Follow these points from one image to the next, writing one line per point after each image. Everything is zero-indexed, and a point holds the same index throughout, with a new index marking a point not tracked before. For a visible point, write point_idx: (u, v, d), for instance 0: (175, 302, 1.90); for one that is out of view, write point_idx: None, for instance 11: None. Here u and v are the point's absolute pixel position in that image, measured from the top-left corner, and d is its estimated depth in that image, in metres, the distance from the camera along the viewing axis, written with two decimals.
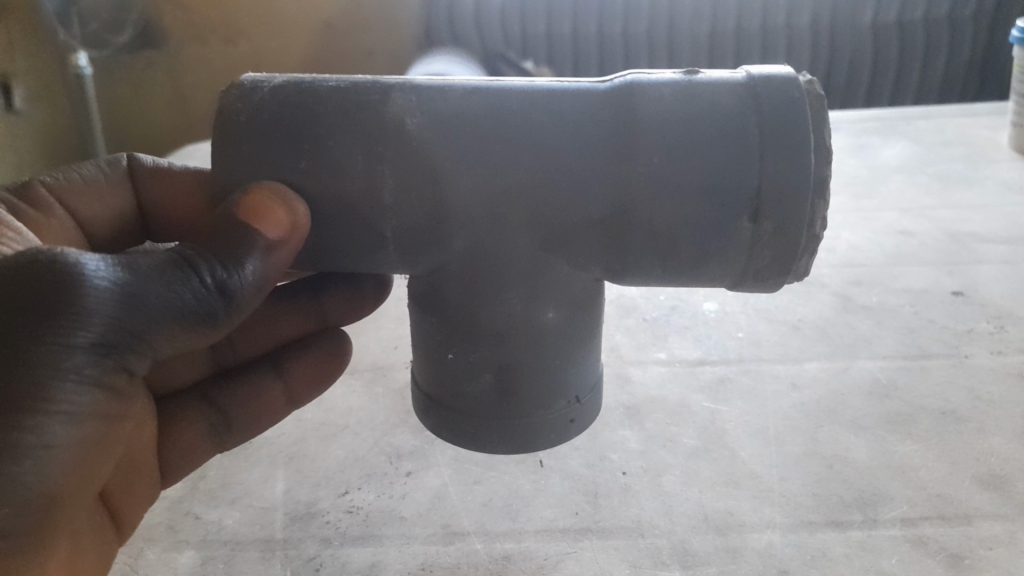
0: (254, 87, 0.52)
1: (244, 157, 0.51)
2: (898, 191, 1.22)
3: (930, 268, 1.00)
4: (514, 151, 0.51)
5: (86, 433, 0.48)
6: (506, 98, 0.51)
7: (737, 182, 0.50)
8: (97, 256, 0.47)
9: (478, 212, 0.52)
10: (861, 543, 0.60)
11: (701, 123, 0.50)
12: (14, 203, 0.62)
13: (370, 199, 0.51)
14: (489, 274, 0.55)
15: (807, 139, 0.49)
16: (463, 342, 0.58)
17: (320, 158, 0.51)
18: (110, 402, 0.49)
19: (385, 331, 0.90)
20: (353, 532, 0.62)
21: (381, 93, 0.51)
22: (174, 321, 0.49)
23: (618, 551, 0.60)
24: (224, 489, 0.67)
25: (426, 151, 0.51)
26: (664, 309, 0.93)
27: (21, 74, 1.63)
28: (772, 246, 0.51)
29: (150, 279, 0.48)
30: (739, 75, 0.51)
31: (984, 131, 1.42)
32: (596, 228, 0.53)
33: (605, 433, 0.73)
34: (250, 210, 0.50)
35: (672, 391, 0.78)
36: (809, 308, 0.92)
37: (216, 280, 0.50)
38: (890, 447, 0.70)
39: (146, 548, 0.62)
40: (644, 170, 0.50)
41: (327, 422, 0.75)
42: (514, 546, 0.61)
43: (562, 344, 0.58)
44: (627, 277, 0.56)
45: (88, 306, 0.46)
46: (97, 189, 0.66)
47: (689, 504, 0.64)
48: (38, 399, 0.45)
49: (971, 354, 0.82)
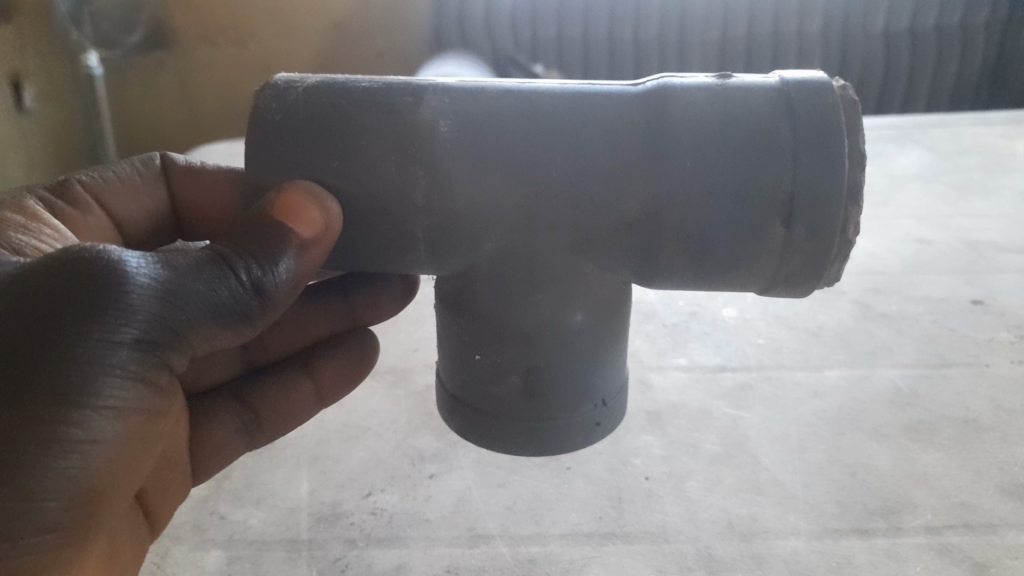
0: (287, 87, 0.52)
1: (277, 159, 0.51)
2: (914, 199, 1.22)
3: (948, 277, 1.00)
4: (545, 154, 0.51)
5: (129, 429, 0.48)
6: (538, 100, 0.51)
7: (767, 188, 0.50)
8: (138, 253, 0.47)
9: (506, 216, 0.53)
10: (886, 551, 0.60)
11: (733, 127, 0.50)
12: (53, 201, 0.62)
13: (400, 201, 0.52)
14: (516, 277, 0.56)
15: (842, 144, 0.49)
16: (490, 344, 0.58)
17: (353, 158, 0.51)
18: (152, 398, 0.49)
19: (404, 334, 0.90)
20: (378, 533, 0.63)
21: (412, 95, 0.51)
22: (212, 320, 0.49)
23: (643, 556, 0.60)
24: (249, 489, 0.67)
25: (457, 153, 0.51)
26: (682, 315, 0.93)
27: (31, 74, 1.61)
28: (804, 252, 0.51)
29: (188, 278, 0.48)
30: (772, 79, 0.51)
31: (999, 140, 1.42)
32: (625, 230, 0.53)
33: (628, 439, 0.73)
34: (282, 212, 0.50)
35: (692, 397, 0.78)
36: (828, 316, 0.92)
37: (252, 279, 0.50)
38: (911, 455, 0.70)
39: (173, 546, 0.62)
40: (675, 173, 0.50)
41: (348, 424, 0.75)
42: (540, 549, 0.61)
43: (588, 346, 0.58)
44: (655, 281, 0.56)
45: (131, 302, 0.45)
46: (132, 188, 0.66)
47: (713, 510, 0.64)
48: (83, 394, 0.45)
49: (992, 363, 0.82)
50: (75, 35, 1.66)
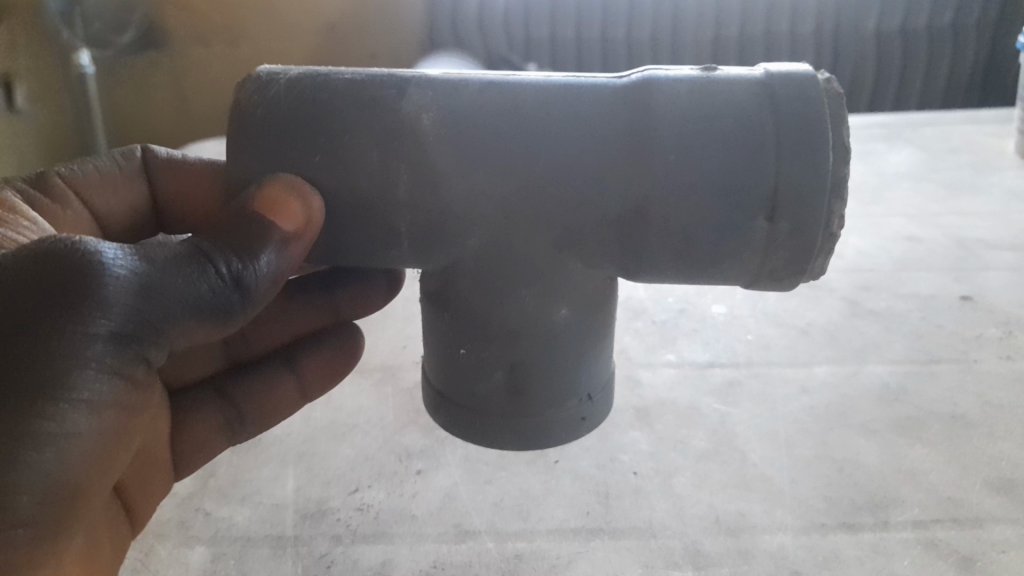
0: (269, 80, 0.52)
1: (259, 153, 0.51)
2: (905, 197, 1.22)
3: (936, 274, 1.00)
4: (529, 149, 0.51)
5: (106, 423, 0.47)
6: (522, 93, 0.51)
7: (751, 183, 0.50)
8: (115, 247, 0.47)
9: (490, 210, 0.52)
10: (873, 546, 0.60)
11: (718, 121, 0.50)
12: (32, 194, 0.61)
13: (383, 196, 0.52)
14: (501, 273, 0.55)
15: (827, 138, 0.49)
16: (475, 339, 0.58)
17: (336, 152, 0.51)
18: (129, 393, 0.49)
19: (392, 331, 0.90)
20: (364, 529, 0.62)
21: (395, 88, 0.51)
22: (191, 313, 0.48)
23: (630, 552, 0.60)
24: (234, 486, 0.66)
25: (440, 146, 0.51)
26: (672, 312, 0.93)
27: (22, 73, 1.60)
28: (788, 246, 0.51)
29: (167, 271, 0.48)
30: (757, 72, 0.51)
31: (990, 138, 1.42)
32: (610, 225, 0.53)
33: (616, 435, 0.73)
34: (264, 204, 0.50)
35: (681, 393, 0.78)
36: (818, 313, 0.92)
37: (232, 273, 0.49)
38: (899, 451, 0.70)
39: (157, 543, 0.61)
40: (660, 169, 0.50)
41: (335, 421, 0.74)
42: (526, 545, 0.61)
43: (573, 341, 0.58)
44: (641, 277, 0.56)
45: (108, 295, 0.45)
46: (113, 181, 0.66)
47: (701, 506, 0.64)
48: (58, 387, 0.44)
49: (980, 359, 0.82)
50: (66, 34, 1.66)
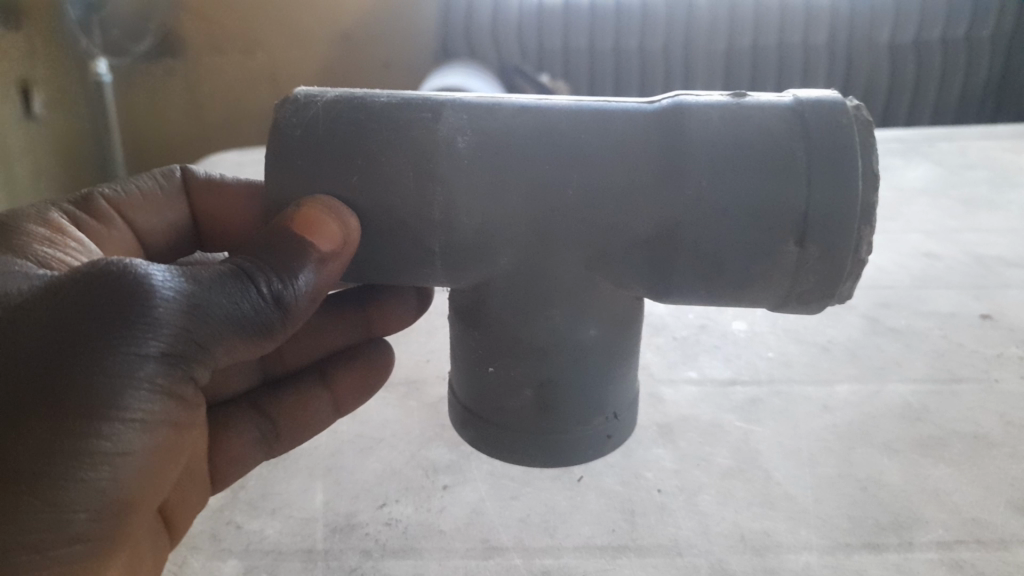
0: (307, 101, 0.53)
1: (297, 173, 0.52)
2: (922, 213, 1.23)
3: (956, 291, 1.00)
4: (563, 171, 0.52)
5: (156, 440, 0.49)
6: (556, 117, 0.52)
7: (781, 209, 0.50)
8: (162, 266, 0.48)
9: (522, 231, 0.53)
10: (898, 566, 0.60)
11: (750, 148, 0.50)
12: (76, 214, 0.62)
13: (419, 216, 0.53)
14: (533, 294, 0.56)
15: (856, 165, 0.50)
16: (505, 356, 0.58)
17: (372, 172, 0.52)
18: (177, 409, 0.50)
19: (416, 346, 0.91)
20: (393, 544, 0.63)
21: (431, 110, 0.52)
22: (235, 332, 0.49)
23: (656, 570, 0.61)
24: (264, 499, 0.67)
25: (476, 168, 0.52)
26: (693, 328, 0.94)
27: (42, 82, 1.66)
28: (818, 270, 0.52)
29: (213, 291, 0.49)
30: (786, 99, 0.52)
31: (1006, 155, 1.43)
32: (641, 247, 0.54)
33: (639, 452, 0.73)
34: (301, 222, 0.50)
35: (704, 410, 0.79)
36: (837, 330, 0.93)
37: (273, 292, 0.50)
38: (924, 472, 0.70)
39: (190, 555, 0.62)
40: (692, 193, 0.51)
41: (363, 435, 0.75)
42: (554, 561, 0.61)
43: (601, 359, 0.59)
44: (669, 298, 0.57)
45: (158, 316, 0.46)
46: (154, 202, 0.67)
47: (726, 524, 0.65)
48: (111, 407, 0.45)
49: (1001, 378, 0.83)
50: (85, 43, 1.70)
